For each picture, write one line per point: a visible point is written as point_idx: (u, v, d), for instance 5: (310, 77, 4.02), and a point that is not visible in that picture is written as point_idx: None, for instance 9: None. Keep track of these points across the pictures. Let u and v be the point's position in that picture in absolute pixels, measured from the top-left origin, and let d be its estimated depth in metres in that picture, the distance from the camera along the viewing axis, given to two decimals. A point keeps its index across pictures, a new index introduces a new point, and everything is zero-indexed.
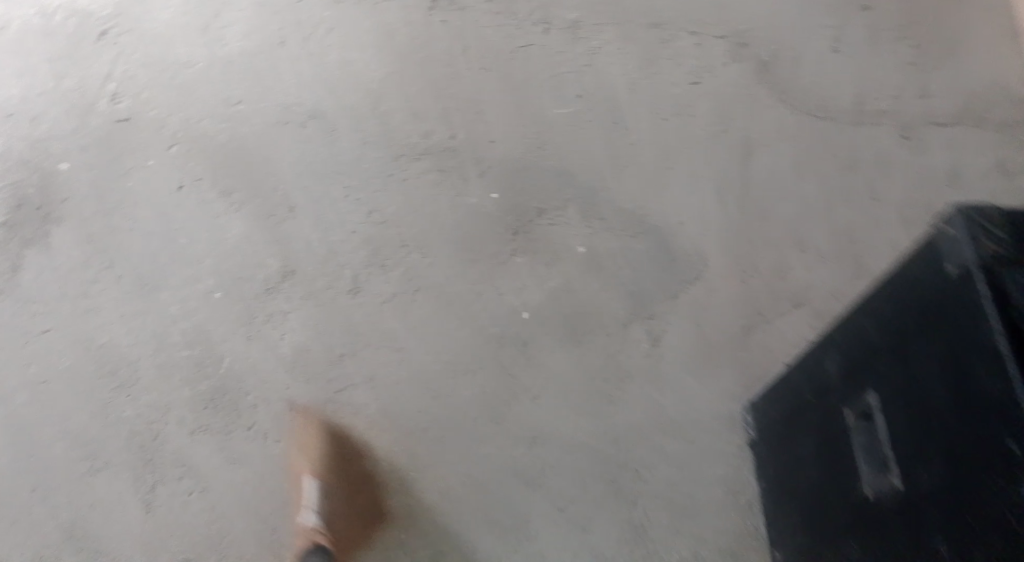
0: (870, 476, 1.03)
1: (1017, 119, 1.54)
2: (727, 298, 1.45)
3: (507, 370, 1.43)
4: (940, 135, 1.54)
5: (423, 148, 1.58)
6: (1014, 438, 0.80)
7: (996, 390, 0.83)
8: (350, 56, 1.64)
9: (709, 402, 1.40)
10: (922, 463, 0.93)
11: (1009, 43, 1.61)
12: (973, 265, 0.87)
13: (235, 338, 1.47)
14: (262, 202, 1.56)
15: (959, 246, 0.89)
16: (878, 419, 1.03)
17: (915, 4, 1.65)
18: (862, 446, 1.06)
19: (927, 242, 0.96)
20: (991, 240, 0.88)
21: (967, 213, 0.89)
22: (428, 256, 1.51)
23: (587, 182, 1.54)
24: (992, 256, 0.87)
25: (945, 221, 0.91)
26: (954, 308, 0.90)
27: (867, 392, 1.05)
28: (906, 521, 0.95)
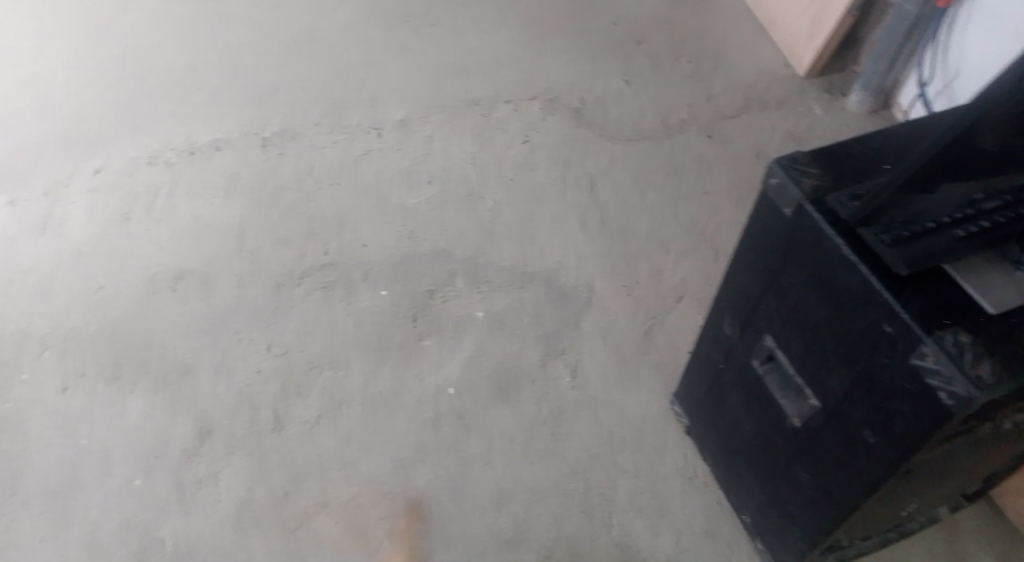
0: (792, 407, 1.16)
1: (776, 100, 2.02)
2: (622, 310, 1.60)
3: (453, 448, 1.40)
4: (733, 125, 1.94)
5: (302, 270, 1.58)
6: (889, 320, 0.96)
7: (858, 287, 0.99)
8: (202, 208, 1.65)
9: (640, 407, 1.48)
10: (829, 369, 1.07)
11: (740, 57, 2.11)
12: (803, 202, 1.04)
13: (172, 516, 1.30)
14: (152, 375, 1.43)
15: (785, 190, 1.06)
16: (778, 355, 1.16)
17: (672, 39, 2.13)
18: (777, 385, 1.19)
19: (760, 197, 1.12)
20: (806, 177, 1.05)
21: (782, 161, 1.07)
22: (342, 368, 1.47)
23: (465, 254, 1.65)
24: (813, 189, 1.04)
25: (768, 174, 1.08)
26: (804, 237, 1.05)
27: (763, 336, 1.19)
28: (838, 424, 1.08)
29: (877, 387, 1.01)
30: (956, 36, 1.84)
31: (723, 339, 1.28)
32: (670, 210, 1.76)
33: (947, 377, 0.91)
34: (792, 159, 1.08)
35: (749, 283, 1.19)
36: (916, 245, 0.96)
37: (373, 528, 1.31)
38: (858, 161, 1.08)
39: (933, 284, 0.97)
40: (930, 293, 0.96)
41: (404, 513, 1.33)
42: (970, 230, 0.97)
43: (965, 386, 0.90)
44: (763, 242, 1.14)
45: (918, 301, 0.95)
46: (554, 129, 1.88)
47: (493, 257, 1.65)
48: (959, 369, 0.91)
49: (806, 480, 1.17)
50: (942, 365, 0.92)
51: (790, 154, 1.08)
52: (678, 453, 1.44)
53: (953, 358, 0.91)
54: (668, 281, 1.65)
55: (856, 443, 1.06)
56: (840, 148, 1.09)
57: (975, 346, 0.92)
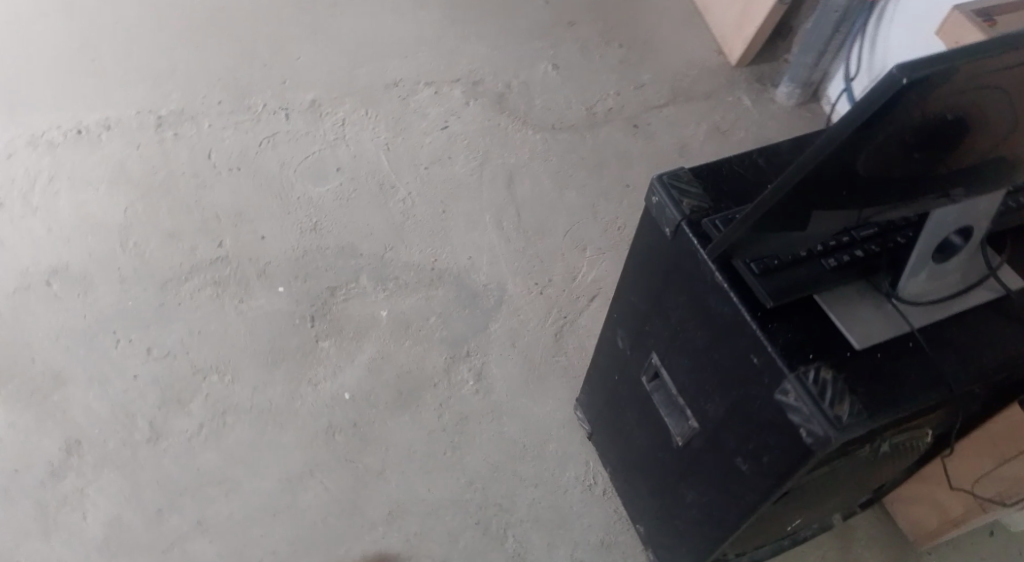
0: (676, 427, 1.12)
1: (706, 91, 1.96)
2: (533, 310, 1.53)
3: (345, 459, 1.36)
4: (659, 117, 1.89)
5: (190, 267, 1.52)
6: (756, 352, 0.94)
7: (729, 315, 0.96)
8: (83, 198, 1.58)
9: (544, 414, 1.43)
10: (706, 397, 1.03)
11: (673, 43, 2.04)
12: (680, 223, 1.00)
13: (33, 541, 1.27)
14: (16, 382, 1.39)
15: (664, 209, 1.02)
16: (664, 375, 1.12)
17: (604, 22, 2.05)
18: (662, 400, 1.14)
19: (645, 214, 1.09)
20: (684, 196, 1.02)
21: (663, 179, 1.03)
22: (229, 374, 1.42)
23: (371, 249, 1.57)
24: (690, 209, 1.01)
25: (649, 191, 1.05)
26: (681, 258, 1.02)
27: (650, 354, 1.14)
28: (717, 454, 1.04)
29: (748, 417, 0.97)
30: (883, 28, 1.80)
31: (617, 352, 1.23)
32: (588, 205, 1.70)
33: (807, 415, 0.88)
34: (673, 177, 1.04)
35: (638, 299, 1.14)
36: (787, 274, 0.94)
37: (250, 549, 1.28)
38: (741, 183, 1.06)
39: (801, 315, 0.94)
40: (798, 326, 0.93)
41: (285, 534, 1.29)
42: (841, 259, 0.94)
43: (824, 425, 0.87)
44: (650, 258, 1.09)
45: (784, 334, 0.93)
46: (474, 118, 1.79)
47: (400, 253, 1.57)
48: (819, 408, 0.87)
49: (691, 501, 1.14)
50: (802, 404, 0.89)
51: (672, 172, 1.05)
52: (579, 463, 1.39)
53: (813, 396, 0.88)
54: (582, 281, 1.59)
55: (729, 474, 1.03)
56: (722, 167, 1.06)
57: (838, 383, 0.89)
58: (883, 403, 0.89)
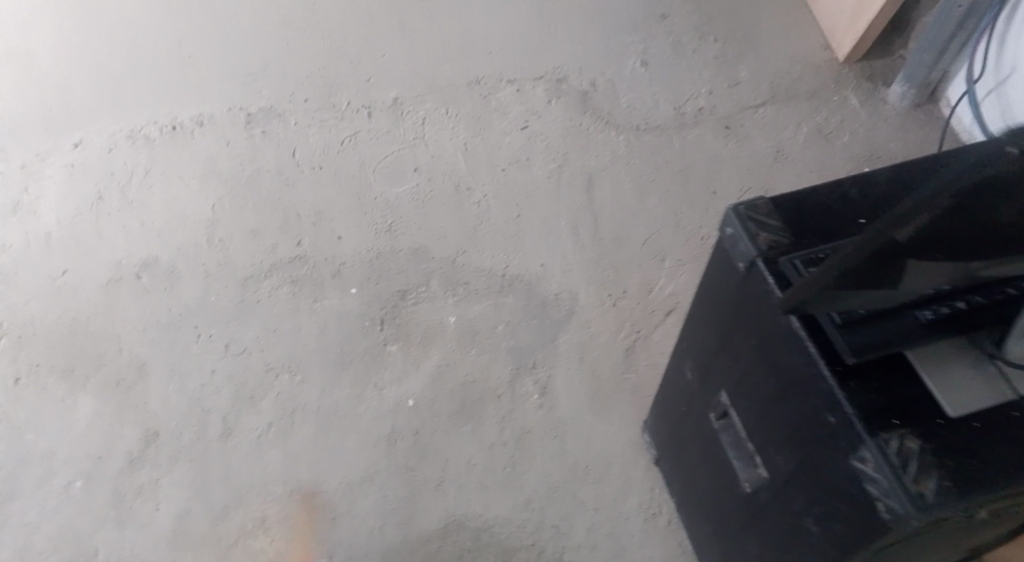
0: (745, 473, 1.06)
1: (809, 89, 1.84)
2: (603, 324, 1.48)
3: (406, 468, 1.37)
4: (754, 118, 1.78)
5: (269, 265, 1.56)
6: (831, 411, 0.86)
7: (802, 365, 0.89)
8: (175, 192, 1.64)
9: (609, 435, 1.39)
10: (772, 448, 0.98)
11: (775, 37, 1.92)
12: (756, 260, 0.93)
13: (107, 527, 1.34)
14: (103, 372, 1.46)
15: (739, 243, 0.95)
16: (732, 415, 1.06)
17: (701, 14, 1.95)
18: (731, 443, 1.08)
19: (718, 246, 1.02)
20: (761, 231, 0.94)
21: (740, 210, 0.96)
22: (300, 375, 1.45)
23: (443, 253, 1.56)
24: (767, 245, 0.93)
25: (725, 221, 0.98)
26: (753, 299, 0.95)
27: (718, 392, 1.08)
28: (781, 506, 0.99)
29: (817, 477, 0.90)
30: (1014, 26, 1.61)
31: (686, 380, 1.18)
32: (671, 212, 1.62)
33: (884, 488, 0.81)
34: (751, 208, 0.97)
35: (706, 335, 1.08)
36: (871, 327, 0.86)
37: (311, 551, 1.31)
38: (828, 216, 0.97)
39: (885, 374, 0.86)
40: (880, 385, 0.85)
41: (344, 539, 1.32)
42: (939, 313, 0.85)
43: (903, 501, 0.79)
44: (716, 293, 1.03)
45: (864, 395, 0.85)
46: (557, 119, 1.74)
47: (472, 258, 1.55)
48: (898, 482, 0.80)
49: (754, 547, 1.08)
50: (880, 475, 0.81)
51: (750, 202, 0.97)
52: (642, 489, 1.35)
53: (893, 468, 0.80)
54: (657, 294, 1.52)
55: (797, 531, 0.97)
56: (807, 199, 0.98)
57: (923, 456, 0.81)
58: (974, 481, 0.80)
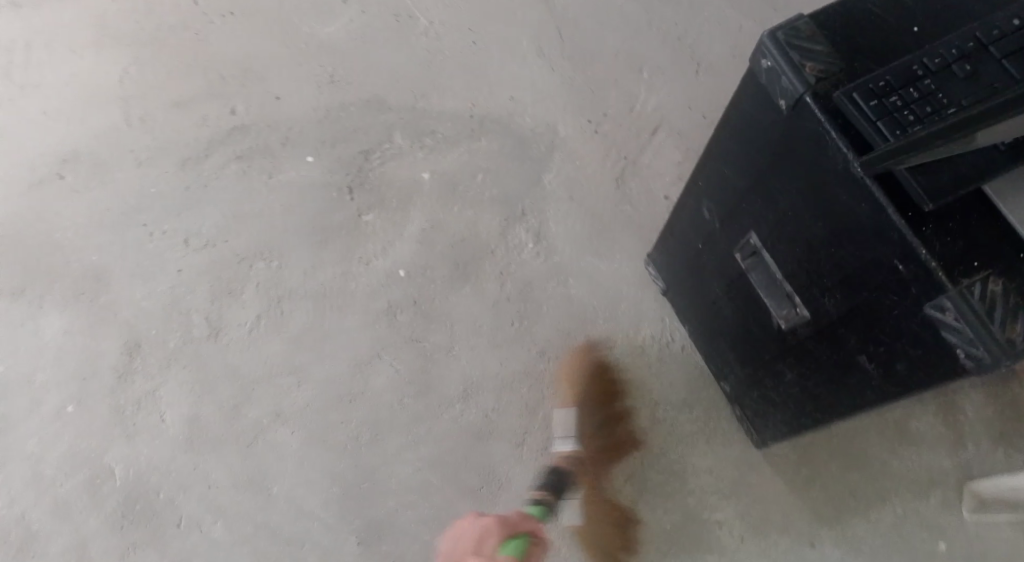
0: (777, 311, 0.98)
1: None
2: (589, 153, 1.38)
3: (412, 338, 1.30)
4: None
5: (206, 140, 1.38)
6: (902, 260, 0.79)
7: (866, 213, 0.81)
8: (73, 68, 1.42)
9: (613, 271, 1.34)
10: (822, 290, 0.90)
11: None
12: (804, 96, 0.82)
13: (116, 443, 1.24)
14: (58, 287, 1.31)
15: (781, 78, 0.84)
16: (765, 257, 0.98)
17: None
18: (762, 284, 0.99)
19: (752, 78, 0.90)
20: (807, 60, 0.83)
21: (777, 37, 0.84)
22: (276, 259, 1.33)
23: (402, 99, 1.40)
24: (816, 79, 0.82)
25: (759, 52, 0.86)
26: (800, 138, 0.85)
27: (748, 234, 1.00)
28: (829, 345, 0.94)
29: (880, 320, 0.85)
30: None
31: (704, 221, 1.10)
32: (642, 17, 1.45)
33: (968, 337, 0.77)
34: (790, 32, 0.85)
35: (734, 177, 0.99)
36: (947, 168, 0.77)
37: (334, 436, 1.26)
38: (878, 34, 0.86)
39: (964, 220, 0.79)
40: (959, 229, 0.78)
41: (363, 420, 1.26)
42: None
43: (991, 350, 0.75)
44: (745, 132, 0.94)
45: (941, 242, 0.78)
46: None
47: (435, 101, 1.40)
48: (987, 332, 0.75)
49: (791, 378, 1.05)
50: (964, 324, 0.76)
51: (789, 25, 0.85)
52: (654, 320, 1.32)
53: (981, 318, 0.75)
54: (640, 111, 1.40)
55: (850, 367, 0.93)
56: (850, 16, 0.87)
57: (1011, 297, 0.76)
58: None
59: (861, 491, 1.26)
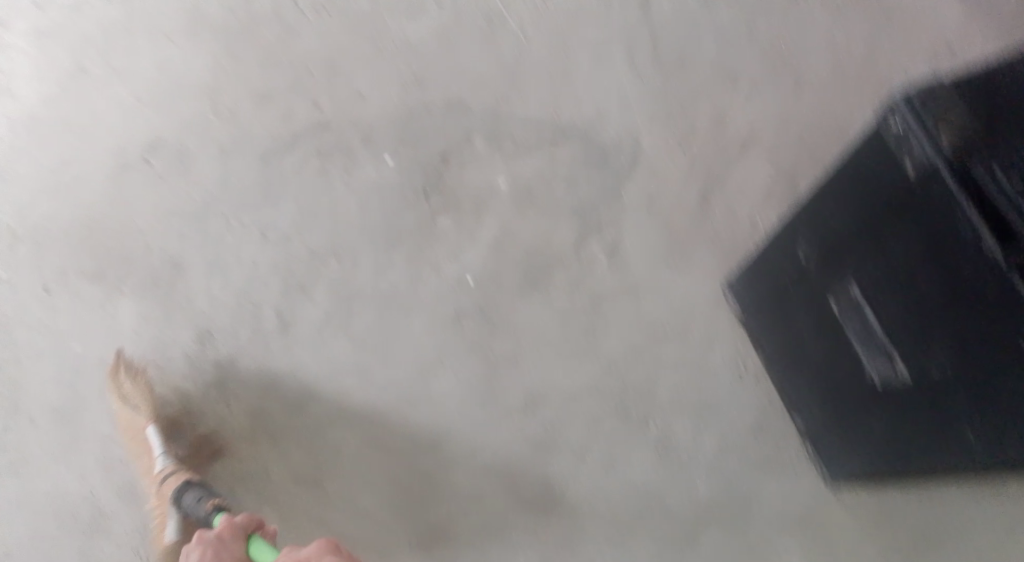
0: (874, 366, 0.98)
1: None
2: (674, 171, 1.33)
3: (477, 347, 1.29)
4: None
5: (290, 135, 1.38)
6: None
7: (990, 291, 0.80)
8: (165, 52, 1.43)
9: (689, 293, 1.30)
10: (929, 351, 0.89)
11: None
12: (937, 163, 0.81)
13: (184, 433, 1.28)
14: (139, 272, 1.35)
15: (912, 143, 0.84)
16: (868, 311, 0.96)
17: None
18: (857, 334, 0.99)
19: (876, 135, 0.89)
20: (941, 124, 0.82)
21: (910, 99, 0.84)
22: (349, 258, 1.33)
23: (483, 103, 1.37)
24: (949, 144, 0.81)
25: (890, 113, 0.86)
26: (922, 204, 0.84)
27: (849, 283, 0.97)
28: (928, 401, 0.92)
29: (991, 392, 0.85)
30: None
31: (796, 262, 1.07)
32: (742, 25, 1.37)
33: None
34: (926, 92, 0.84)
35: (843, 223, 0.97)
36: None
37: (390, 441, 1.28)
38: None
39: None
40: None
41: (420, 430, 1.27)
42: None
43: None
44: (867, 180, 0.92)
45: None
46: None
47: (517, 107, 1.37)
48: None
49: (876, 421, 1.02)
50: None
51: (925, 85, 0.84)
52: (728, 342, 1.28)
53: None
54: (731, 130, 1.34)
55: (942, 422, 0.93)
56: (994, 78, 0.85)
57: None
58: None
59: (936, 536, 1.20)
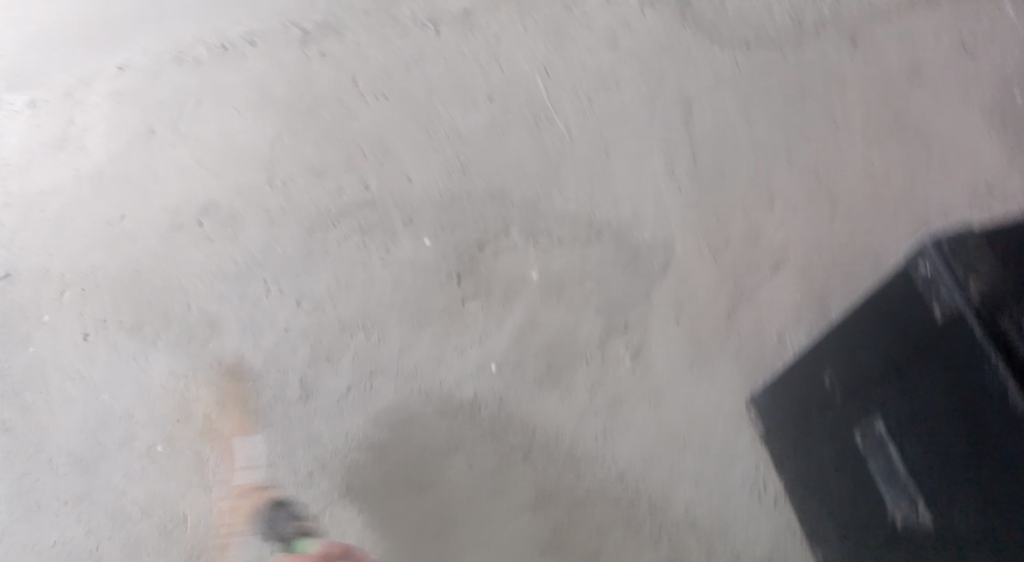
0: (896, 506, 0.93)
1: None
2: (705, 280, 1.34)
3: (492, 436, 1.29)
4: (885, 31, 1.40)
5: (336, 210, 1.43)
6: None
7: (1013, 444, 0.75)
8: (230, 122, 1.49)
9: (710, 403, 1.28)
10: (948, 500, 0.84)
11: None
12: (965, 311, 0.79)
13: (194, 493, 1.30)
14: (175, 328, 1.39)
15: (940, 288, 0.82)
16: (891, 448, 0.93)
17: None
18: (881, 473, 0.95)
19: (904, 276, 0.88)
20: (970, 273, 0.81)
21: (941, 244, 0.83)
22: (376, 334, 1.36)
23: (523, 196, 1.41)
24: (977, 293, 0.80)
25: (919, 257, 0.85)
26: (947, 349, 0.82)
27: (874, 418, 0.95)
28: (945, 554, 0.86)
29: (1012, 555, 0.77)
30: None
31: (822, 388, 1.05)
32: (782, 146, 1.38)
33: None
34: (956, 240, 0.83)
35: (869, 355, 0.95)
36: None
37: (409, 528, 1.26)
38: None
39: None
40: None
41: (429, 515, 1.26)
42: None
43: None
44: (895, 315, 0.90)
45: None
46: (649, 25, 1.44)
47: (556, 202, 1.40)
48: None
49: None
50: None
51: (956, 233, 0.84)
52: (747, 458, 1.25)
53: None
54: (766, 245, 1.34)
55: None
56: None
57: None
58: None
59: None
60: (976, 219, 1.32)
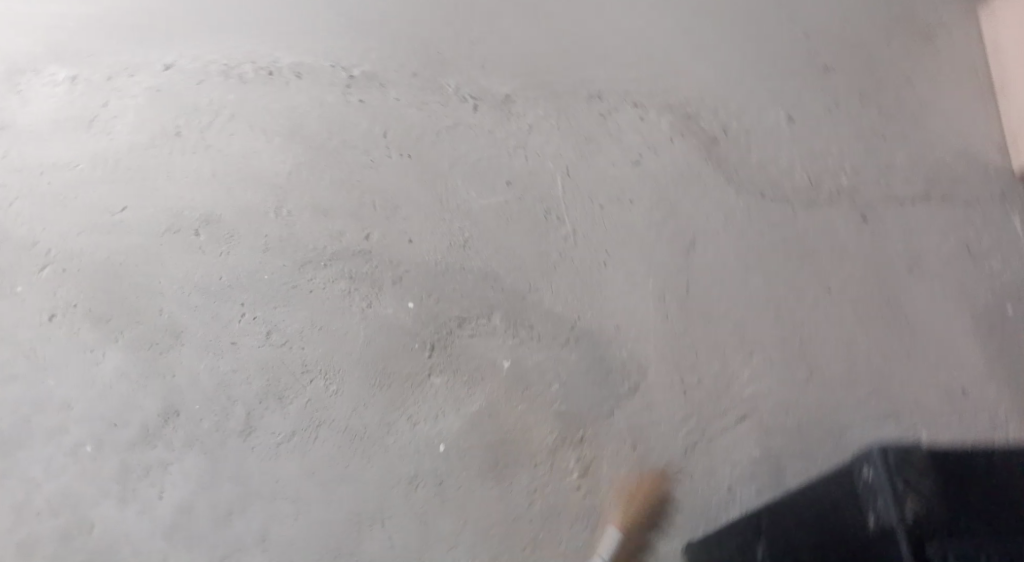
0: None
1: (1004, 189, 1.44)
2: (667, 413, 1.33)
3: (419, 519, 1.29)
4: (899, 214, 1.42)
5: (331, 252, 1.42)
6: None
7: None
8: (254, 145, 1.48)
9: (642, 538, 1.28)
10: None
11: (968, 98, 1.48)
12: (898, 532, 0.78)
13: (107, 501, 1.31)
14: (139, 329, 1.38)
15: (878, 500, 0.80)
16: None
17: (876, 55, 1.50)
18: None
19: (846, 474, 0.87)
20: (908, 491, 0.79)
21: (887, 454, 0.81)
22: (333, 383, 1.36)
23: (514, 285, 1.40)
24: (912, 515, 0.78)
25: (864, 461, 0.83)
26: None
27: None
28: None
29: None
30: None
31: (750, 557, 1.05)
32: (775, 301, 1.38)
33: None
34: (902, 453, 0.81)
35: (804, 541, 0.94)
36: None
37: None
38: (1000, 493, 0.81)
39: None
40: None
41: None
42: None
43: None
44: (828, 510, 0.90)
45: None
46: (675, 152, 1.46)
47: (545, 298, 1.39)
48: None
49: None
50: None
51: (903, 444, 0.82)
52: None
53: None
54: (737, 394, 1.34)
55: None
56: (971, 461, 0.83)
57: None
58: None
59: None
60: (945, 421, 1.32)
